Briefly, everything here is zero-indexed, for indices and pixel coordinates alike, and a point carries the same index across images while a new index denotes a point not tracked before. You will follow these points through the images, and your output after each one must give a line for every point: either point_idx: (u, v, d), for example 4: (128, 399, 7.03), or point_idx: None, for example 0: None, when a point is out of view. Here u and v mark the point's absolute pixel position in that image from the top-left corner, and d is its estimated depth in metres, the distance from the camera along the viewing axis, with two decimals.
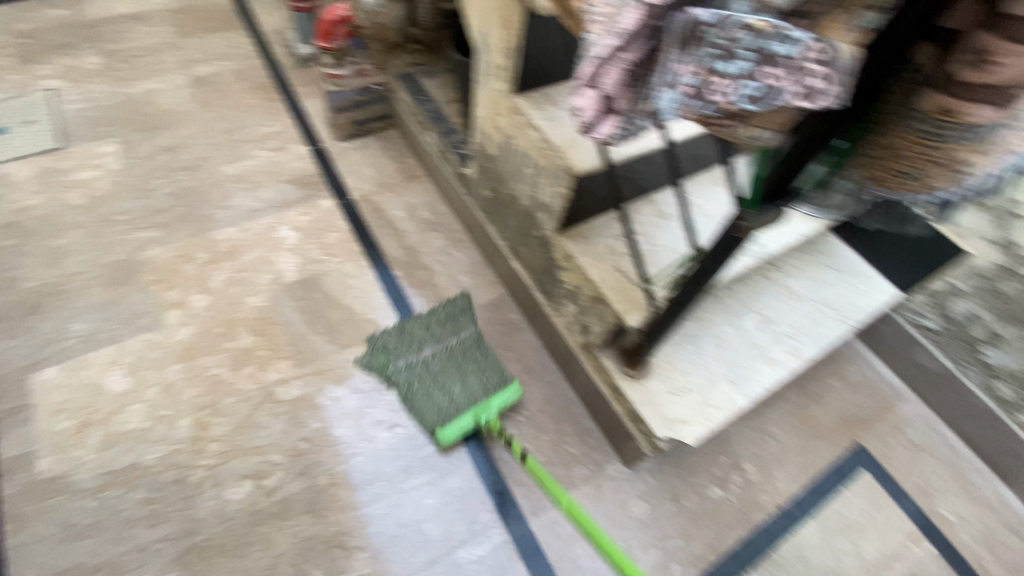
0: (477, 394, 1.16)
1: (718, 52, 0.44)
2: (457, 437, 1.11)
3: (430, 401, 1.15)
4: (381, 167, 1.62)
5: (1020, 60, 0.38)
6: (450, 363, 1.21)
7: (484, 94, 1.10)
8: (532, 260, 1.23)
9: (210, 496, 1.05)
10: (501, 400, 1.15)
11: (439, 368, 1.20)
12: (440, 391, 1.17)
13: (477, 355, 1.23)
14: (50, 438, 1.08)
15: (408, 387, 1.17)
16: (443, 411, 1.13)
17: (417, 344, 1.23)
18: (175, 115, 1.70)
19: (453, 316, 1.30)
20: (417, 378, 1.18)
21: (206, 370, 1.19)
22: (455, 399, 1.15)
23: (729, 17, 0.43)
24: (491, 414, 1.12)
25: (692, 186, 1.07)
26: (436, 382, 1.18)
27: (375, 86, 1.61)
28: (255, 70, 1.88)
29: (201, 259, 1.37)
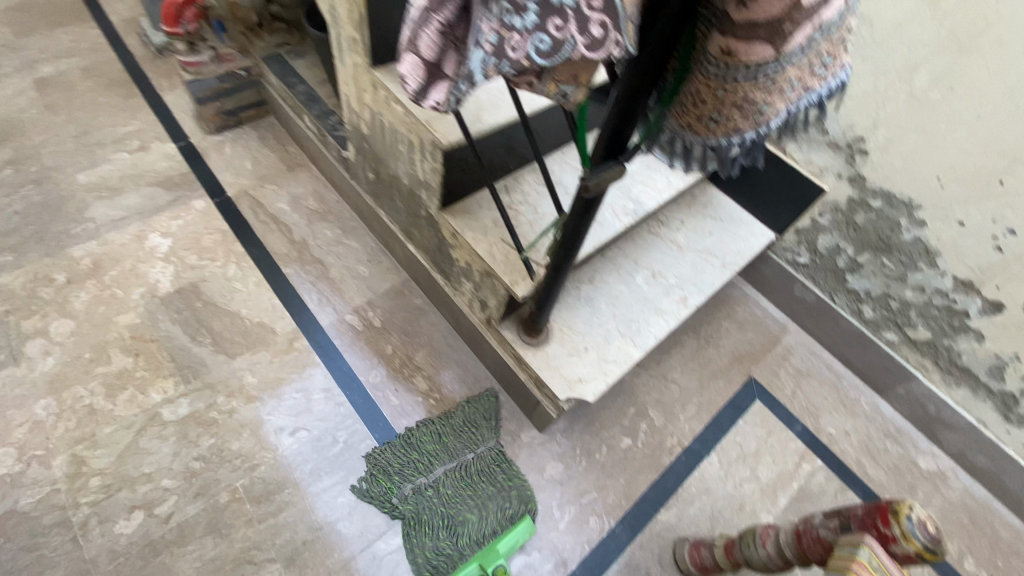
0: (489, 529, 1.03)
1: (507, 6, 0.42)
2: None
3: (435, 537, 1.02)
4: (260, 159, 1.51)
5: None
6: (464, 488, 1.07)
7: (345, 70, 1.04)
8: (424, 241, 1.20)
9: (98, 533, 0.95)
10: (513, 542, 1.02)
11: (452, 493, 1.06)
12: (449, 527, 1.03)
13: (493, 475, 1.09)
14: None
15: (414, 521, 1.03)
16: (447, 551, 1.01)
17: (427, 461, 1.09)
18: (10, 122, 1.49)
19: (474, 424, 1.15)
20: (424, 506, 1.05)
21: (77, 400, 1.08)
22: (460, 533, 1.03)
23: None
24: (500, 562, 0.99)
25: (558, 156, 1.10)
26: (446, 515, 1.04)
27: (241, 71, 1.48)
28: (104, 64, 1.68)
29: (58, 280, 1.22)
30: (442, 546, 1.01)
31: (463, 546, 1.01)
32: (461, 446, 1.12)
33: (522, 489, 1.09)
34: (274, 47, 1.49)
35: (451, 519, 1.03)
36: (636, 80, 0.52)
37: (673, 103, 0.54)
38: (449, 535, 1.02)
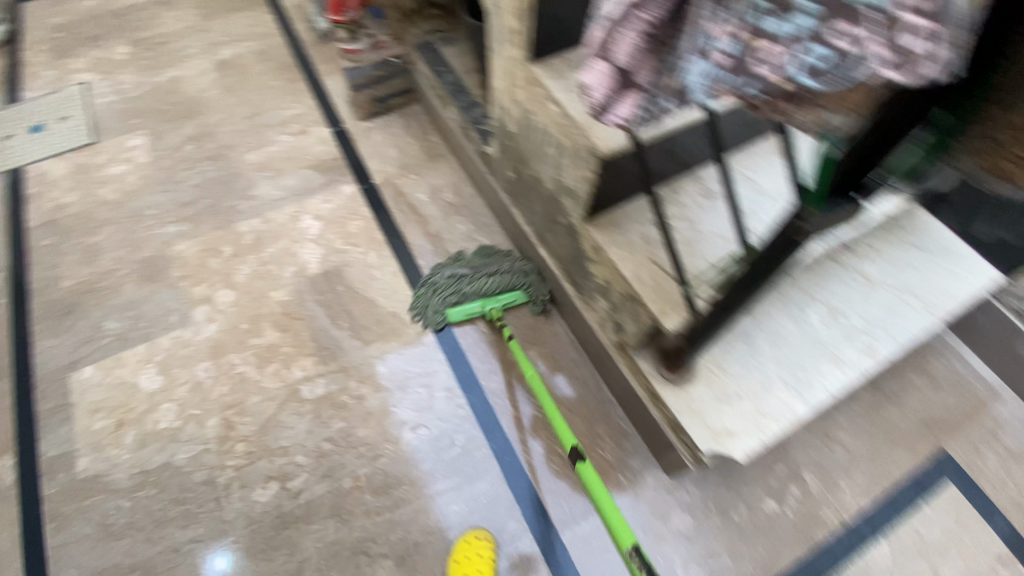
0: (495, 285, 1.21)
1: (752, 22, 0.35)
2: (461, 317, 1.19)
3: (453, 280, 1.22)
4: (404, 148, 1.54)
5: None
6: (490, 279, 1.21)
7: (500, 63, 0.98)
8: (560, 249, 1.10)
9: (238, 497, 1.04)
10: (511, 300, 1.20)
11: (480, 277, 1.21)
12: (465, 283, 1.21)
13: (512, 259, 1.24)
14: (88, 437, 1.10)
15: (443, 288, 1.21)
16: (458, 291, 1.20)
17: (468, 260, 1.24)
18: (199, 102, 1.67)
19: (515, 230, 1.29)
20: (454, 282, 1.21)
21: (233, 367, 1.18)
22: (473, 284, 1.21)
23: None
24: (496, 306, 1.19)
25: (738, 160, 0.94)
26: (470, 288, 1.20)
27: (394, 59, 1.50)
28: (276, 49, 1.82)
29: (226, 252, 1.34)
30: (456, 286, 1.21)
31: (473, 291, 1.20)
32: (499, 258, 1.24)
33: (539, 285, 1.22)
34: (427, 33, 1.48)
35: (471, 276, 1.22)
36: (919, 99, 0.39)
37: None
38: (464, 283, 1.21)
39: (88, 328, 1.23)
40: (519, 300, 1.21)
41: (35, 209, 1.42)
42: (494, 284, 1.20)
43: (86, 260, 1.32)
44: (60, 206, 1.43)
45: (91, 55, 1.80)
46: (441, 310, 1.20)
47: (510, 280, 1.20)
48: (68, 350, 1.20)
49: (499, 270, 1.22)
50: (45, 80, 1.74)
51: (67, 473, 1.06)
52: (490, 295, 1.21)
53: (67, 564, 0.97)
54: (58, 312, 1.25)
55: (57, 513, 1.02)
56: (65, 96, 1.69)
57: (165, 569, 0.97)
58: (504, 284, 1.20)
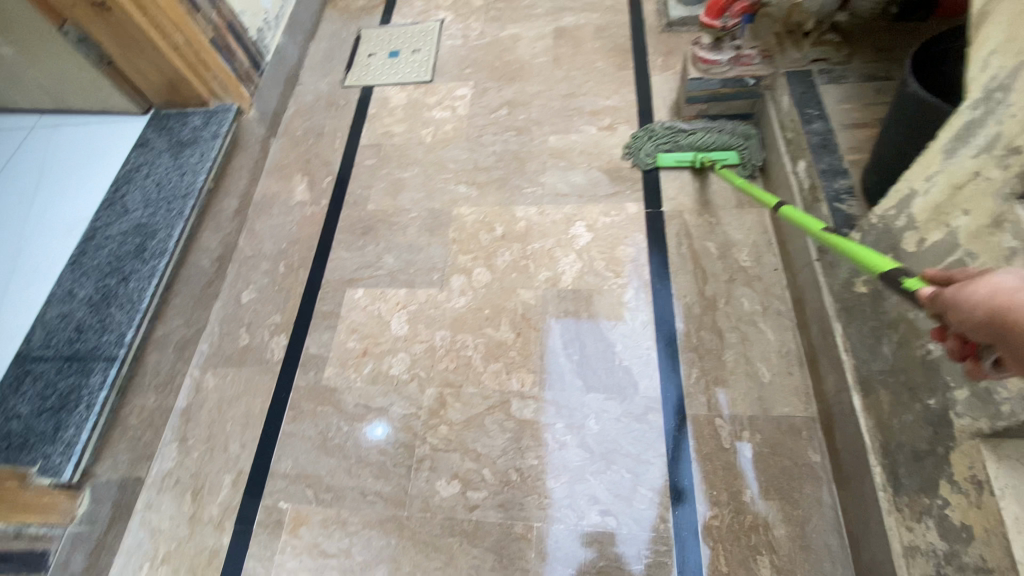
0: (711, 143, 1.32)
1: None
2: (670, 163, 1.34)
3: (671, 132, 1.37)
4: (712, 182, 1.32)
5: None
6: (707, 133, 1.33)
7: (941, 168, 0.69)
8: (893, 421, 0.79)
9: (424, 477, 1.06)
10: (723, 159, 1.29)
11: (697, 130, 1.34)
12: (682, 135, 1.35)
13: (732, 125, 1.33)
14: (339, 352, 1.24)
15: (659, 133, 1.37)
16: (672, 139, 1.35)
17: (691, 117, 1.37)
18: (527, 66, 1.67)
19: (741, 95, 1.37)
20: (672, 131, 1.36)
21: (464, 348, 1.20)
22: (688, 137, 1.34)
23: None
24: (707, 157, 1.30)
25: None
26: (684, 138, 1.34)
27: (750, 80, 1.24)
28: (616, 28, 1.70)
29: (497, 231, 1.34)
30: (672, 134, 1.36)
31: (687, 143, 1.34)
32: (721, 119, 1.35)
33: (754, 147, 1.29)
34: (807, 62, 1.19)
35: (688, 129, 1.35)
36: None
37: None
38: (679, 133, 1.36)
39: (371, 254, 1.37)
40: (731, 162, 1.29)
41: (370, 129, 1.61)
42: (706, 139, 1.32)
43: (390, 192, 1.46)
44: (388, 133, 1.59)
45: None
46: (652, 154, 1.36)
47: (727, 140, 1.30)
48: (351, 267, 1.35)
49: (719, 130, 1.33)
50: (414, 9, 1.93)
51: (315, 374, 1.22)
52: (703, 150, 1.32)
53: (289, 453, 1.13)
54: (356, 229, 1.41)
55: (297, 405, 1.18)
56: (424, 30, 1.85)
57: (348, 507, 1.05)
58: (719, 144, 1.31)
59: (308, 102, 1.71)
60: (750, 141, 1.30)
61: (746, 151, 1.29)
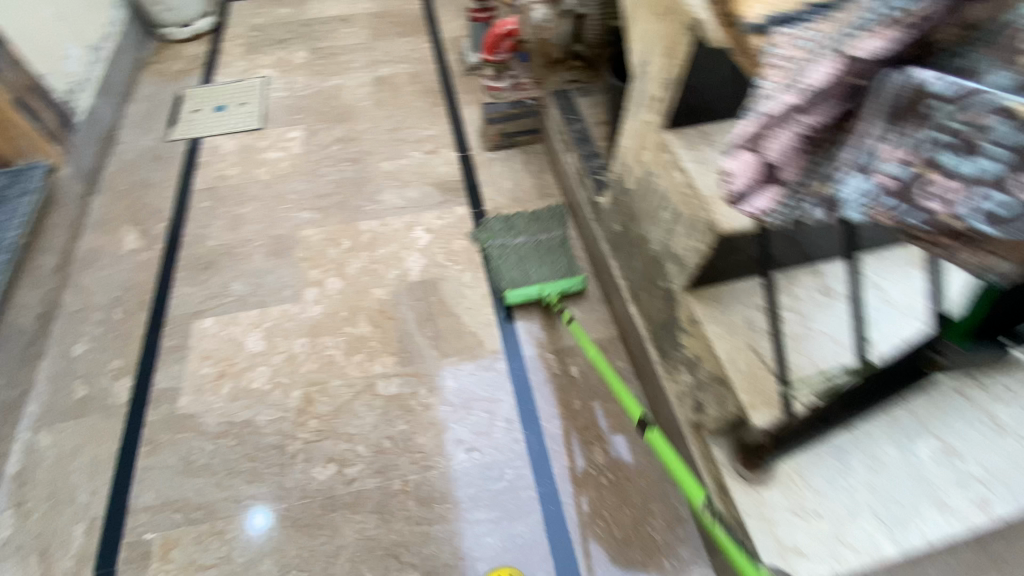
0: (550, 275, 1.33)
1: (948, 138, 0.32)
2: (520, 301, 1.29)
3: (508, 269, 1.35)
4: (519, 182, 1.61)
5: None
6: (538, 260, 1.36)
7: (632, 124, 1.01)
8: (653, 312, 1.08)
9: (299, 469, 1.11)
10: (566, 286, 1.31)
11: (528, 259, 1.37)
12: (521, 269, 1.35)
13: (561, 252, 1.39)
14: (195, 379, 1.24)
15: (497, 270, 1.35)
16: (512, 271, 1.34)
17: (517, 246, 1.40)
18: (353, 109, 1.88)
19: (553, 221, 1.47)
20: (507, 265, 1.36)
21: (324, 349, 1.28)
22: (524, 272, 1.34)
23: (979, 93, 0.31)
24: (553, 291, 1.29)
25: (870, 261, 0.89)
26: (521, 270, 1.34)
27: (529, 100, 1.62)
28: (426, 74, 2.00)
29: (343, 245, 1.48)
30: (507, 265, 1.35)
31: (527, 275, 1.33)
32: (542, 241, 1.41)
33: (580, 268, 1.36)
34: (564, 83, 1.54)
35: (519, 261, 1.36)
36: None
37: None
38: (516, 263, 1.36)
39: (219, 284, 1.40)
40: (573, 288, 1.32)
41: (203, 176, 1.66)
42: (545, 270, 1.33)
43: (231, 227, 1.52)
44: (223, 177, 1.66)
45: (276, 55, 2.10)
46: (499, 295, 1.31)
47: (560, 269, 1.34)
48: (198, 300, 1.37)
49: (547, 257, 1.37)
50: (236, 69, 2.05)
51: (169, 405, 1.20)
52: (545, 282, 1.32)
53: (150, 485, 1.10)
54: (201, 265, 1.44)
55: (153, 439, 1.15)
56: (249, 86, 1.97)
57: (222, 516, 1.06)
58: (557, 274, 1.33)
59: (131, 159, 1.71)
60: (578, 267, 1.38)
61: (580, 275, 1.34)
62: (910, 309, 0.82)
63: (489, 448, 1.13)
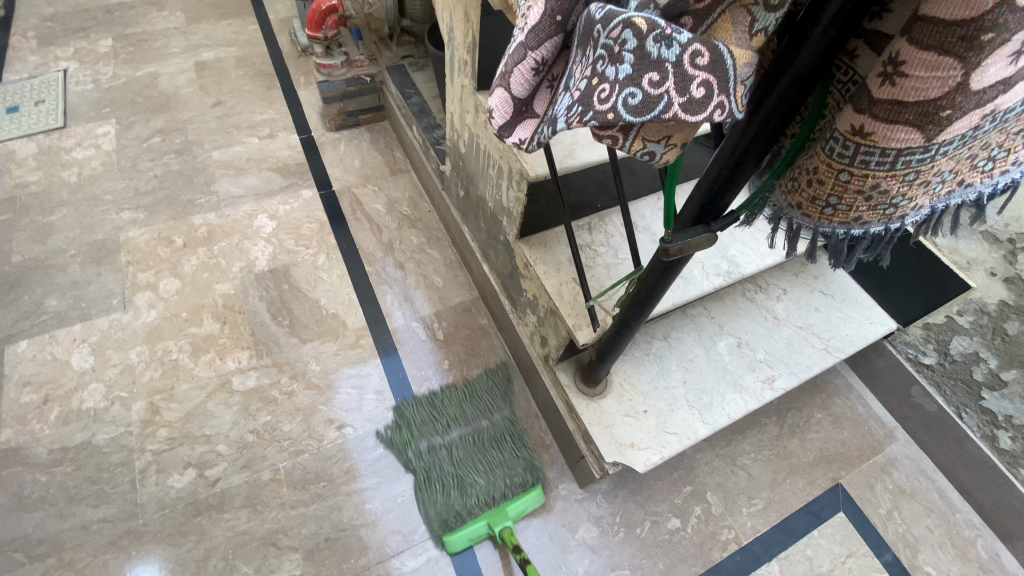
0: (499, 494, 1.06)
1: (603, 52, 0.38)
2: (465, 542, 1.03)
3: (443, 488, 1.07)
4: (368, 161, 1.60)
5: (927, 81, 0.35)
6: (476, 457, 1.10)
7: (453, 90, 1.06)
8: (499, 265, 1.15)
9: (153, 481, 1.04)
10: (520, 505, 1.05)
11: (464, 460, 1.10)
12: (460, 488, 1.07)
13: (507, 444, 1.13)
14: (9, 411, 1.09)
15: (427, 484, 1.07)
16: (448, 490, 1.06)
17: (448, 441, 1.12)
18: (174, 97, 1.71)
19: (492, 395, 1.19)
20: (441, 473, 1.08)
21: (167, 354, 1.19)
22: (466, 488, 1.07)
23: (618, 13, 0.37)
24: (506, 523, 1.03)
25: (637, 206, 1.02)
26: (457, 478, 1.08)
27: (366, 77, 1.57)
28: (257, 58, 1.88)
29: (177, 243, 1.37)
30: (439, 482, 1.07)
31: (465, 495, 1.06)
32: (477, 418, 1.16)
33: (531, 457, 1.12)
34: (399, 58, 1.56)
35: (456, 465, 1.09)
36: (839, 31, 0.37)
37: (784, 175, 0.49)
38: (451, 477, 1.08)
39: (25, 303, 1.23)
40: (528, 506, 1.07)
41: None
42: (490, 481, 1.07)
43: (34, 238, 1.34)
44: (17, 183, 1.44)
45: (70, 42, 1.84)
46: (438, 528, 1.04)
47: (510, 482, 1.08)
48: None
49: (490, 458, 1.10)
50: (19, 60, 1.76)
51: None
52: (492, 505, 1.05)
53: None
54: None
55: None
56: (38, 79, 1.71)
57: (66, 548, 0.97)
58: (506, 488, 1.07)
59: None
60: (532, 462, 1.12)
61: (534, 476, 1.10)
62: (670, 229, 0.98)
63: (362, 421, 1.15)
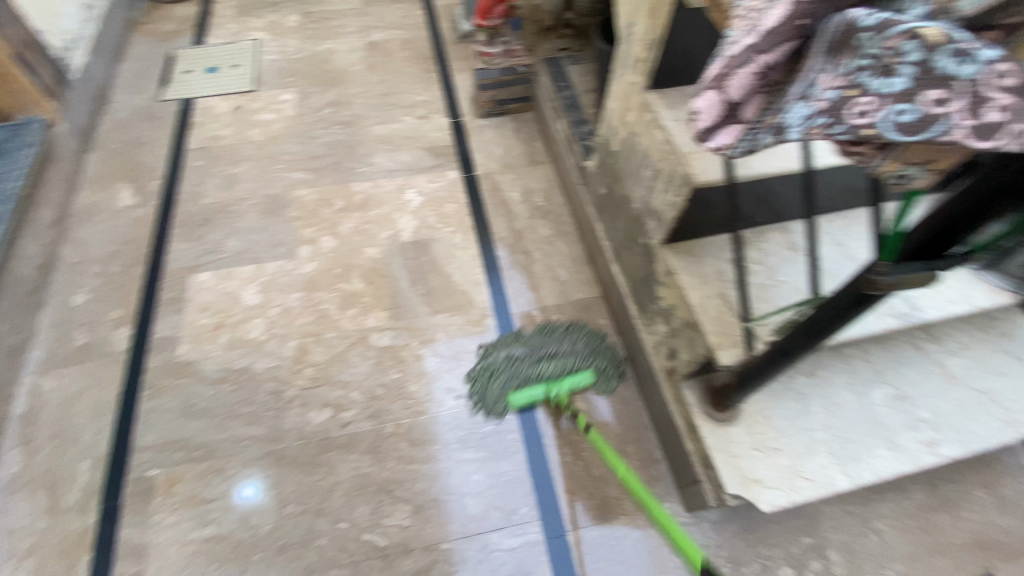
0: (559, 372, 1.17)
1: (868, 62, 0.39)
2: (523, 403, 1.15)
3: (511, 365, 1.19)
4: (510, 149, 1.65)
5: None
6: (548, 357, 1.20)
7: (617, 85, 1.05)
8: (634, 268, 1.12)
9: (296, 412, 1.17)
10: (578, 382, 1.16)
11: (536, 356, 1.20)
12: (527, 371, 1.18)
13: (580, 352, 1.21)
14: (194, 329, 1.28)
15: (500, 370, 1.19)
16: (521, 375, 1.18)
17: (524, 341, 1.23)
18: (346, 74, 1.89)
19: (576, 323, 1.27)
20: (514, 365, 1.19)
21: (319, 303, 1.33)
22: (532, 367, 1.18)
23: (896, 22, 0.37)
24: (562, 390, 1.14)
25: (825, 223, 0.96)
26: (528, 367, 1.18)
27: (520, 67, 1.60)
28: (420, 41, 2.01)
29: (336, 206, 1.52)
30: (515, 371, 1.18)
31: (535, 375, 1.17)
32: (557, 333, 1.24)
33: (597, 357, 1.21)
34: (555, 51, 1.60)
35: (529, 356, 1.20)
36: None
37: None
38: (526, 368, 1.18)
39: (214, 241, 1.44)
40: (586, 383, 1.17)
41: (196, 136, 1.68)
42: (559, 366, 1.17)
43: (226, 186, 1.55)
44: (217, 137, 1.68)
45: (268, 18, 2.09)
46: (502, 395, 1.17)
47: (571, 364, 1.18)
48: (193, 255, 1.41)
49: (559, 352, 1.20)
50: (228, 31, 2.04)
51: (168, 353, 1.25)
52: (554, 379, 1.17)
53: (153, 424, 1.15)
54: (196, 222, 1.47)
55: (154, 384, 1.20)
56: (240, 48, 1.97)
57: (223, 454, 1.12)
58: (568, 365, 1.19)
59: (124, 118, 1.72)
60: (599, 355, 1.22)
61: (599, 372, 1.19)
62: (846, 259, 0.91)
63: (478, 397, 1.20)
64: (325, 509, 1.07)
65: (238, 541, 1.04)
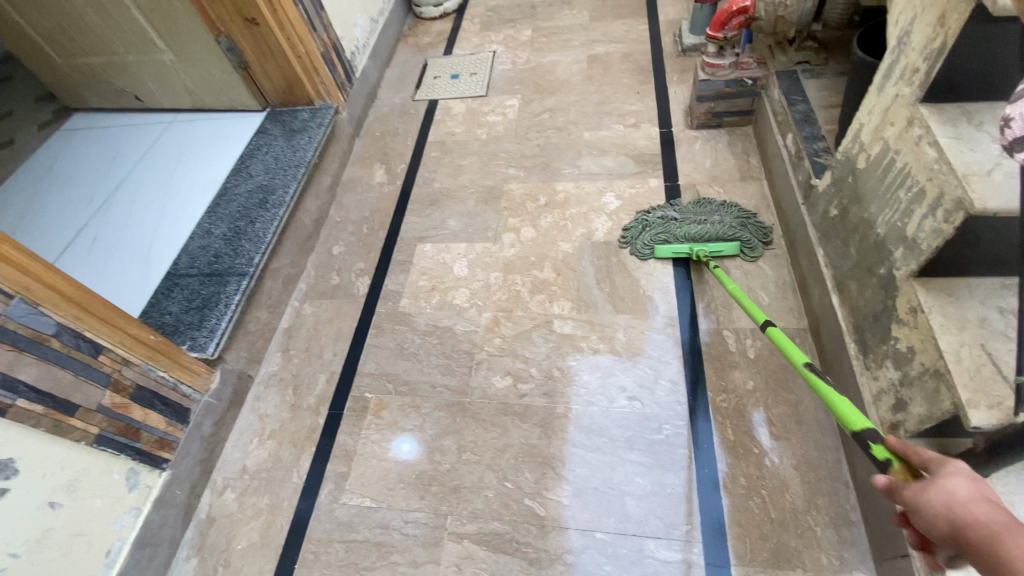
0: (706, 236, 1.39)
1: None
2: (668, 254, 1.40)
3: (665, 224, 1.45)
4: (720, 163, 1.60)
5: None
6: (698, 223, 1.42)
7: (876, 98, 0.97)
8: (862, 302, 1.01)
9: (482, 375, 1.31)
10: (720, 250, 1.37)
11: (687, 221, 1.44)
12: (677, 230, 1.42)
13: (728, 225, 1.40)
14: (412, 288, 1.52)
15: (654, 226, 1.45)
16: (671, 230, 1.42)
17: (680, 209, 1.47)
18: (565, 83, 2.03)
19: (733, 207, 1.46)
20: (666, 223, 1.45)
21: (513, 284, 1.46)
22: (681, 227, 1.42)
23: None
24: (703, 249, 1.36)
25: None
26: (677, 226, 1.43)
27: (748, 80, 1.54)
28: (639, 54, 2.06)
29: (541, 201, 1.65)
30: (667, 227, 1.43)
31: (683, 234, 1.40)
32: (711, 208, 1.45)
33: (744, 233, 1.38)
34: (793, 63, 1.51)
35: (681, 220, 1.44)
36: None
37: None
38: (677, 229, 1.42)
39: (438, 218, 1.68)
40: (727, 252, 1.37)
41: (436, 130, 1.97)
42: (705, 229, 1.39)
43: (453, 174, 1.80)
44: (451, 133, 1.96)
45: (505, 32, 2.35)
46: (651, 245, 1.42)
47: (718, 232, 1.38)
48: (421, 227, 1.66)
49: (709, 222, 1.41)
50: (471, 43, 2.35)
51: (392, 303, 1.50)
52: (699, 241, 1.39)
53: (373, 358, 1.40)
54: (427, 201, 1.74)
55: (378, 325, 1.46)
56: (479, 58, 2.25)
57: (421, 395, 1.31)
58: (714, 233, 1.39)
59: (386, 111, 2.10)
60: (747, 232, 1.39)
61: (742, 244, 1.37)
62: None
63: (653, 403, 1.19)
64: (495, 466, 1.17)
65: (421, 471, 1.20)
